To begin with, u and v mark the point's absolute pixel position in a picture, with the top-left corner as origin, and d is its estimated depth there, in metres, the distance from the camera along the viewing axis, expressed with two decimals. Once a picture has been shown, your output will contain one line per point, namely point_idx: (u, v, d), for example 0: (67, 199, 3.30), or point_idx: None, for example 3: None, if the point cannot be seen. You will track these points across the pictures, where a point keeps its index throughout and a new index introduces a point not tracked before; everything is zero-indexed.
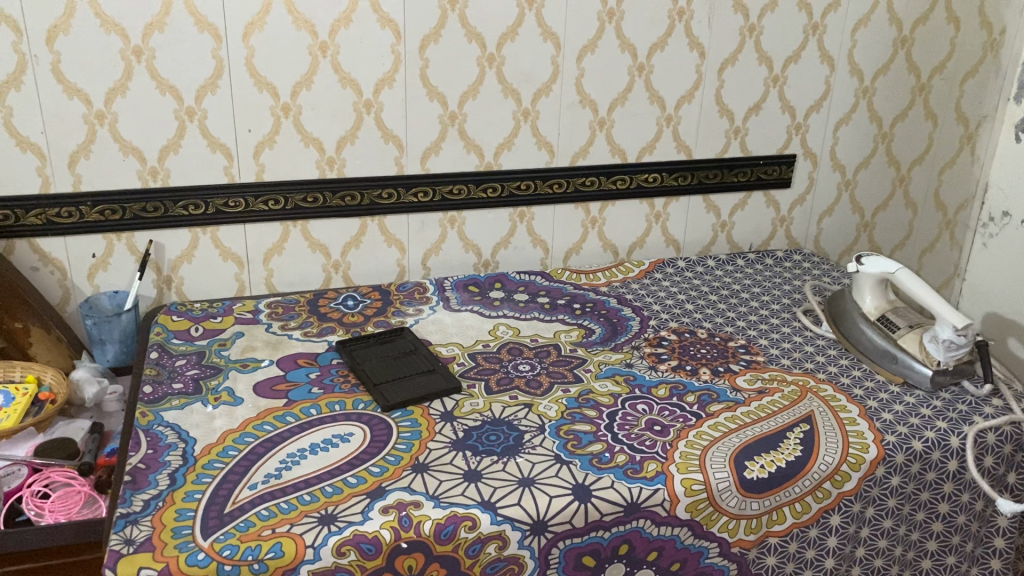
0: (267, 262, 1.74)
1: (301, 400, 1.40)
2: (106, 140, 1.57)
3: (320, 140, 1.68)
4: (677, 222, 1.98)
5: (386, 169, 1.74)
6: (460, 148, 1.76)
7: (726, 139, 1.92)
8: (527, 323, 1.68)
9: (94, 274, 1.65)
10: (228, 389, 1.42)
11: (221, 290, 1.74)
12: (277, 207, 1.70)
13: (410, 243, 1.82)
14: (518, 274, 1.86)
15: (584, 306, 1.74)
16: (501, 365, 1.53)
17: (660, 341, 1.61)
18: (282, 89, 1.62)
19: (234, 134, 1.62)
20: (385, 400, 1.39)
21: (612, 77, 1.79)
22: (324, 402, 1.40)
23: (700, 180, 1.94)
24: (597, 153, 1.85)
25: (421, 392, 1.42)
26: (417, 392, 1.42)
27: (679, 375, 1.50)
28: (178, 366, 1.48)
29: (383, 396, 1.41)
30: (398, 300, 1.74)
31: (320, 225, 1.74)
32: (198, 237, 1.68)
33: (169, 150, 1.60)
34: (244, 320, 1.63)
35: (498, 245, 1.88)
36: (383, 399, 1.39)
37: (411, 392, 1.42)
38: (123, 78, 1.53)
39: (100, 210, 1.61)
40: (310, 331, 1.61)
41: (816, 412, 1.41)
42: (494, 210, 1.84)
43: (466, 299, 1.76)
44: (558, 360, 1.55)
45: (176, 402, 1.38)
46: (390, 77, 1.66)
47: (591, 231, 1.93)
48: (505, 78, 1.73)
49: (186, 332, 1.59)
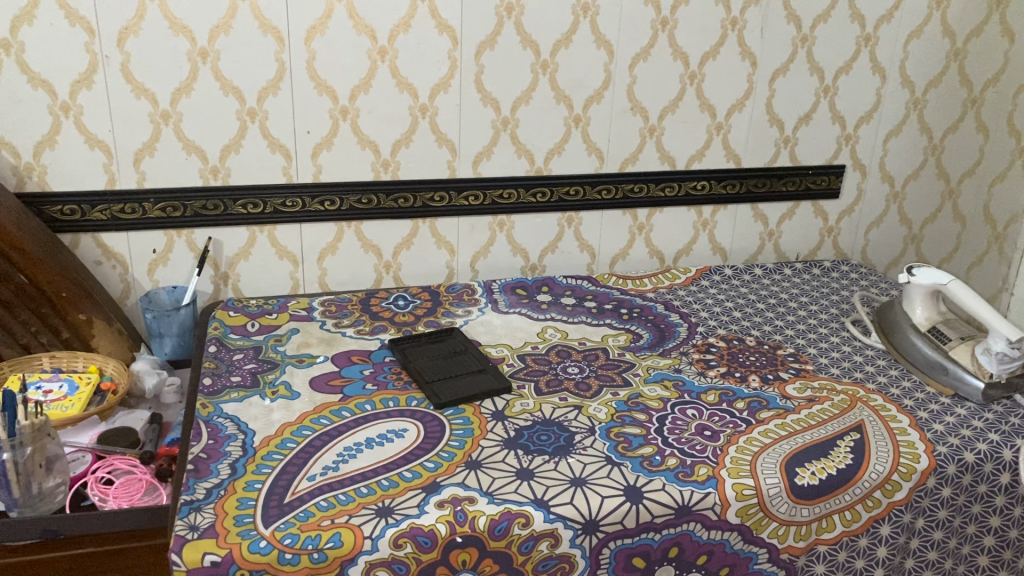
0: (321, 261, 1.78)
1: (356, 396, 1.43)
2: (170, 139, 1.61)
3: (376, 142, 1.71)
4: (724, 230, 1.98)
5: (438, 172, 1.77)
6: (512, 153, 1.79)
7: (776, 148, 1.93)
8: (575, 326, 1.69)
9: (154, 269, 1.70)
10: (285, 383, 1.46)
11: (275, 287, 1.78)
12: (332, 207, 1.73)
13: (460, 245, 1.85)
14: (565, 278, 1.88)
15: (631, 311, 1.76)
16: (550, 366, 1.55)
17: (709, 347, 1.62)
18: (340, 92, 1.65)
19: (293, 135, 1.66)
20: (436, 397, 1.42)
21: (663, 85, 1.80)
22: (378, 398, 1.42)
23: (748, 189, 1.95)
24: (647, 160, 1.86)
25: (472, 391, 1.44)
26: (468, 391, 1.44)
27: (728, 382, 1.51)
28: (236, 360, 1.52)
29: (435, 393, 1.43)
30: (447, 301, 1.77)
31: (373, 226, 1.78)
32: (256, 236, 1.72)
33: (230, 150, 1.65)
34: (299, 317, 1.67)
35: (546, 249, 1.90)
36: (434, 396, 1.42)
37: (462, 391, 1.44)
38: (188, 79, 1.58)
39: (162, 207, 1.65)
40: (363, 329, 1.64)
41: (866, 422, 1.41)
42: (542, 214, 1.86)
43: (514, 302, 1.78)
44: (607, 363, 1.57)
45: (236, 394, 1.42)
46: (445, 82, 1.69)
47: (638, 237, 1.94)
48: (558, 84, 1.75)
49: (243, 327, 1.63)
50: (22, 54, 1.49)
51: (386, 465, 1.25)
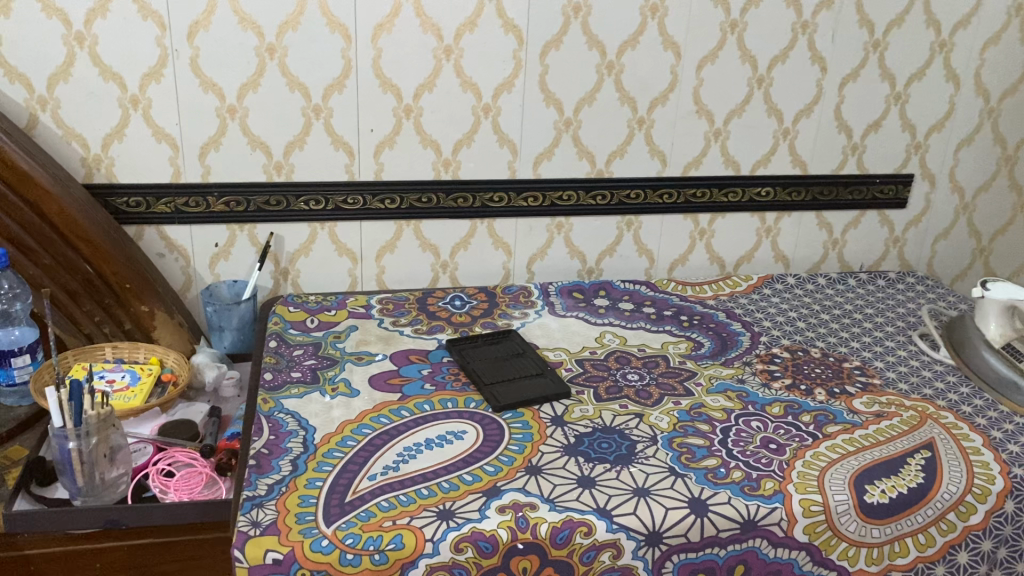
0: (379, 259, 1.77)
1: (416, 396, 1.42)
2: (235, 134, 1.62)
3: (438, 141, 1.70)
4: (787, 238, 1.94)
5: (499, 172, 1.75)
6: (574, 154, 1.77)
7: (843, 155, 1.88)
8: (634, 332, 1.67)
9: (215, 263, 1.71)
10: (345, 380, 1.45)
11: (333, 284, 1.78)
12: (392, 206, 1.73)
13: (518, 246, 1.83)
14: (623, 283, 1.85)
15: (691, 318, 1.73)
16: (610, 373, 1.53)
17: (772, 358, 1.59)
18: (405, 90, 1.65)
19: (356, 133, 1.66)
20: (495, 400, 1.41)
21: (729, 89, 1.77)
22: (437, 398, 1.41)
23: (813, 196, 1.90)
24: (710, 164, 1.83)
25: (532, 394, 1.43)
26: (527, 395, 1.43)
27: (793, 395, 1.48)
28: (296, 356, 1.52)
29: (494, 396, 1.42)
30: (504, 303, 1.76)
31: (432, 225, 1.77)
32: (317, 232, 1.72)
33: (294, 146, 1.65)
34: (357, 315, 1.67)
35: (604, 252, 1.88)
36: (493, 399, 1.40)
37: (521, 395, 1.43)
38: (255, 74, 1.58)
39: (225, 201, 1.66)
40: (421, 328, 1.63)
41: (938, 439, 1.37)
42: (602, 217, 1.84)
43: (571, 305, 1.76)
44: (667, 371, 1.54)
45: (296, 390, 1.42)
46: (509, 82, 1.68)
47: (698, 243, 1.90)
48: (623, 86, 1.73)
49: (302, 323, 1.63)
50: (95, 47, 1.51)
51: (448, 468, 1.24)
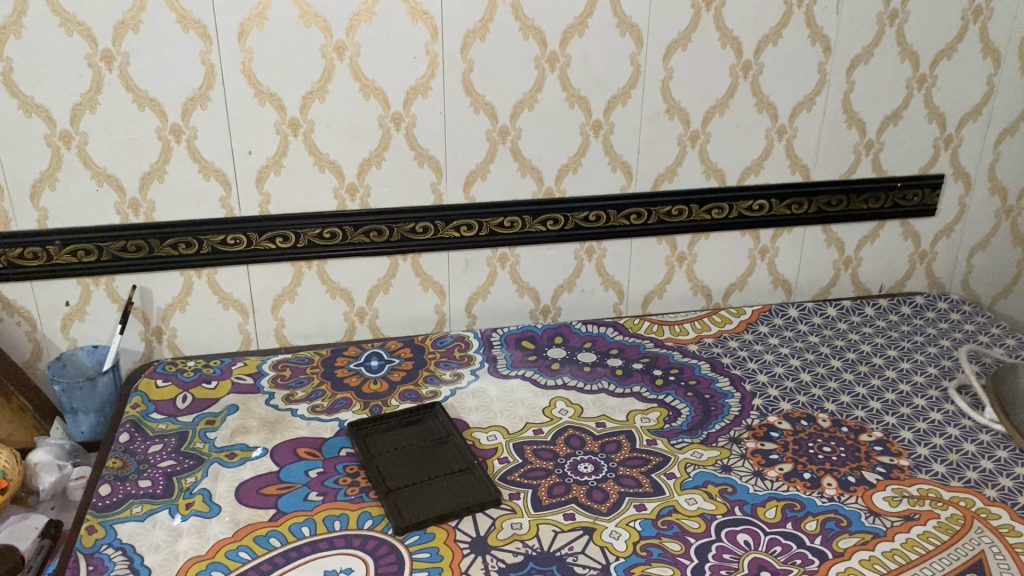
0: (277, 310, 1.43)
1: (293, 513, 1.08)
2: (75, 166, 1.27)
3: (338, 163, 1.34)
4: (789, 259, 1.57)
5: (420, 198, 1.39)
6: (515, 171, 1.41)
7: (855, 155, 1.51)
8: (592, 398, 1.31)
9: (68, 325, 1.37)
10: (204, 492, 1.12)
11: (221, 343, 1.44)
12: (286, 245, 1.38)
13: (452, 286, 1.47)
14: (584, 325, 1.50)
15: (667, 373, 1.37)
16: (556, 464, 1.17)
17: (768, 432, 1.23)
18: (289, 101, 1.29)
19: (231, 158, 1.31)
20: (398, 517, 1.07)
21: (708, 80, 1.40)
22: (320, 516, 1.08)
23: (820, 208, 1.54)
24: (688, 174, 1.46)
25: (447, 507, 1.08)
26: (441, 507, 1.08)
27: (795, 489, 1.12)
28: (151, 455, 1.19)
29: (398, 512, 1.08)
30: (433, 360, 1.40)
31: (340, 266, 1.42)
32: (193, 282, 1.38)
33: (152, 178, 1.30)
34: (242, 388, 1.33)
35: (560, 288, 1.51)
36: (396, 516, 1.06)
37: (434, 508, 1.08)
38: (91, 91, 1.23)
39: (71, 251, 1.32)
40: (319, 405, 1.29)
41: (989, 556, 1.01)
42: (555, 246, 1.48)
43: (517, 360, 1.40)
44: (631, 457, 1.18)
45: (137, 510, 1.09)
46: (424, 84, 1.32)
47: (677, 270, 1.54)
48: (571, 83, 1.36)
49: (170, 404, 1.29)
50: None
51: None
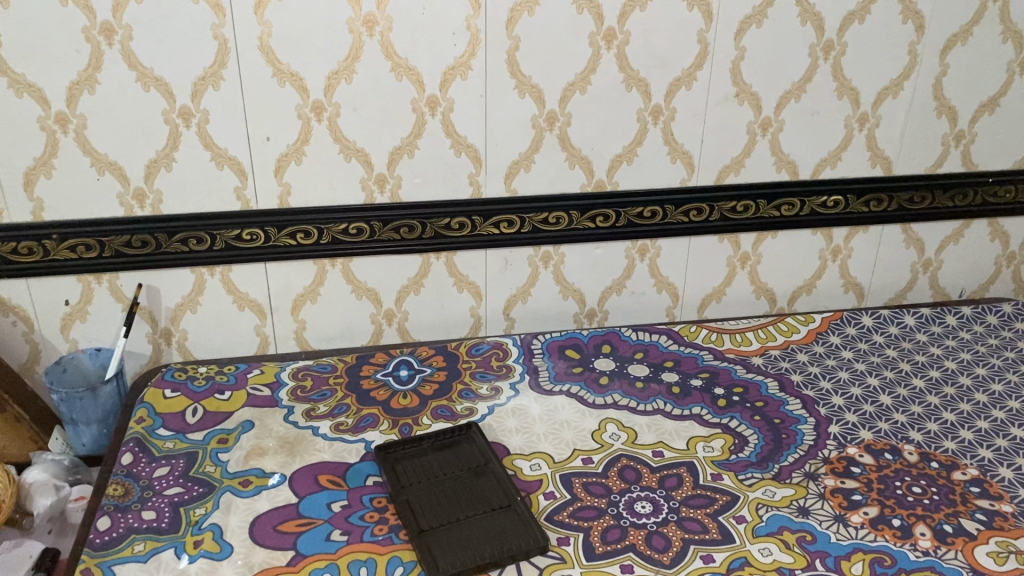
0: (296, 311, 1.29)
1: (314, 556, 0.96)
2: (73, 152, 1.13)
3: (366, 151, 1.20)
4: (862, 260, 1.42)
5: (457, 190, 1.25)
6: (562, 161, 1.25)
7: (943, 147, 1.35)
8: (647, 420, 1.17)
9: (68, 325, 1.24)
10: (215, 527, 1.00)
11: (235, 346, 1.31)
12: (307, 241, 1.24)
13: (490, 287, 1.33)
14: (635, 332, 1.35)
15: (730, 393, 1.23)
16: (609, 502, 1.04)
17: (849, 467, 1.09)
18: (312, 82, 1.14)
19: (247, 144, 1.17)
20: (432, 564, 0.94)
21: (784, 61, 1.24)
22: (344, 561, 0.95)
23: (900, 205, 1.38)
24: (757, 167, 1.31)
25: (488, 556, 0.96)
26: (480, 555, 0.96)
27: (884, 540, 0.99)
28: (157, 480, 1.06)
29: (432, 558, 0.95)
30: (469, 370, 1.26)
31: (367, 264, 1.28)
32: (205, 280, 1.24)
33: (158, 166, 1.16)
34: (258, 401, 1.20)
35: (608, 289, 1.37)
36: (430, 563, 0.94)
37: (472, 555, 0.96)
38: (89, 68, 1.08)
39: (70, 245, 1.18)
40: (344, 422, 1.16)
41: None
42: (605, 244, 1.33)
43: (561, 373, 1.26)
44: (695, 495, 1.05)
45: (140, 549, 0.96)
46: (464, 64, 1.16)
47: (739, 272, 1.39)
48: (629, 63, 1.20)
49: (179, 418, 1.17)
50: None
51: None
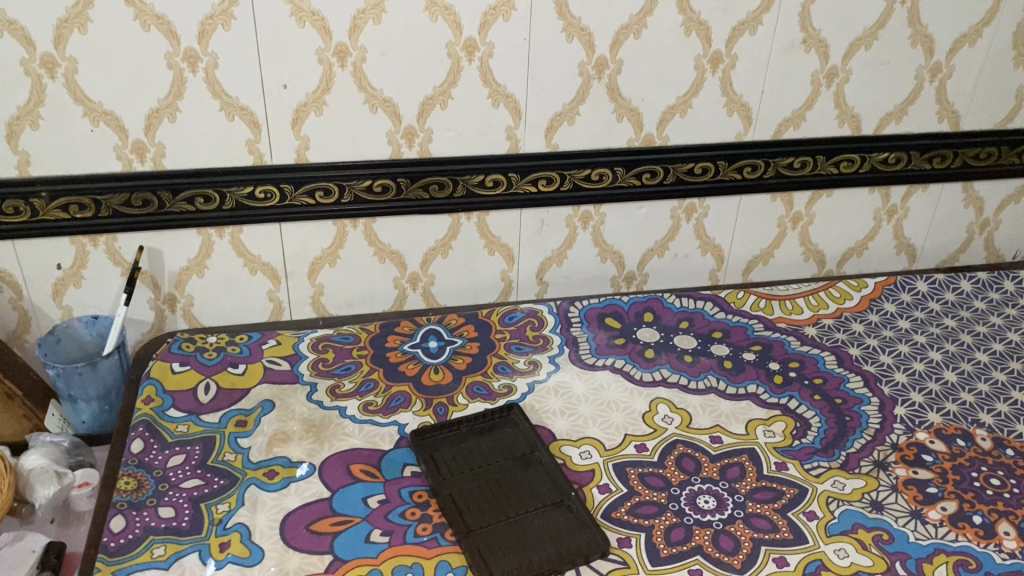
0: (313, 276, 1.18)
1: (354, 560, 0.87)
2: (62, 100, 0.99)
3: (394, 101, 1.07)
4: (918, 220, 1.33)
5: (493, 145, 1.13)
6: (610, 113, 1.13)
7: (1016, 100, 1.25)
8: (700, 400, 1.09)
9: (61, 291, 1.12)
10: (242, 527, 0.90)
11: (246, 313, 1.20)
12: (327, 200, 1.12)
13: (524, 249, 1.22)
14: (678, 298, 1.26)
15: (786, 368, 1.15)
16: (669, 497, 0.96)
17: (920, 454, 1.02)
18: (335, 23, 1.00)
19: (261, 93, 1.03)
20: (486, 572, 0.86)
21: (858, 4, 1.11)
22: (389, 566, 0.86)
23: (964, 161, 1.28)
24: (818, 120, 1.20)
25: (545, 562, 0.88)
26: (535, 561, 0.88)
27: (966, 539, 0.92)
28: (172, 470, 0.97)
29: (483, 563, 0.87)
30: (503, 341, 1.16)
31: (392, 225, 1.16)
32: (213, 242, 1.12)
33: (161, 116, 1.02)
34: (276, 376, 1.10)
35: (650, 252, 1.27)
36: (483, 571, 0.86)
37: (527, 561, 0.88)
38: (80, 4, 0.94)
39: (61, 204, 1.05)
40: (373, 402, 1.06)
41: None
42: (650, 204, 1.22)
43: (603, 345, 1.17)
44: (760, 487, 0.98)
45: (160, 553, 0.87)
46: (507, 3, 1.03)
47: (790, 232, 1.30)
48: (690, 4, 1.07)
49: (191, 396, 1.06)
50: None
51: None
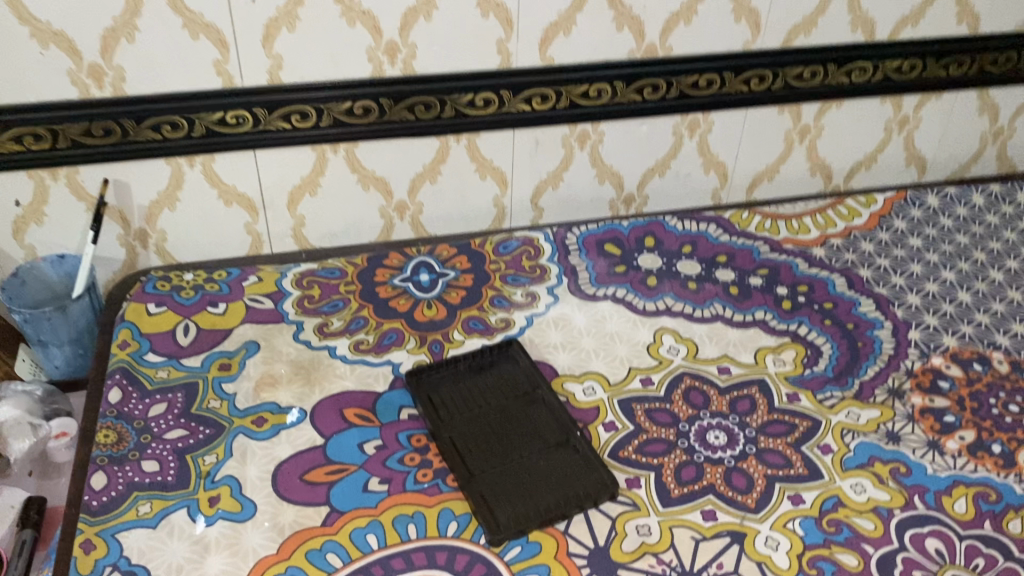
0: (294, 206, 1.11)
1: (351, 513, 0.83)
2: (5, 21, 0.89)
3: (373, 14, 0.97)
4: (930, 131, 1.26)
5: (483, 60, 1.04)
6: (609, 23, 1.04)
7: None
8: (707, 329, 1.04)
9: (22, 230, 1.03)
10: (231, 480, 0.86)
11: (224, 247, 1.12)
12: (304, 124, 1.03)
13: (517, 172, 1.15)
14: (679, 221, 1.20)
15: (794, 292, 1.10)
16: (679, 433, 0.92)
17: (936, 381, 0.98)
18: None
19: (227, 8, 0.93)
20: (490, 520, 0.82)
21: None
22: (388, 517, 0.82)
23: (981, 67, 1.21)
24: (831, 26, 1.11)
25: (552, 506, 0.84)
26: (541, 505, 0.85)
27: (985, 470, 0.89)
28: (154, 421, 0.91)
29: (488, 510, 0.84)
30: (498, 272, 1.10)
31: (376, 149, 1.08)
32: (184, 172, 1.04)
33: (118, 36, 0.92)
34: (259, 315, 1.04)
35: (650, 171, 1.20)
36: (487, 518, 0.82)
37: (532, 506, 0.84)
38: None
39: (14, 136, 0.96)
40: (363, 340, 1.01)
41: None
42: (650, 120, 1.14)
43: (604, 274, 1.11)
44: (772, 420, 0.94)
45: (146, 511, 0.83)
46: None
47: (797, 147, 1.23)
48: None
49: (169, 339, 1.00)
50: None
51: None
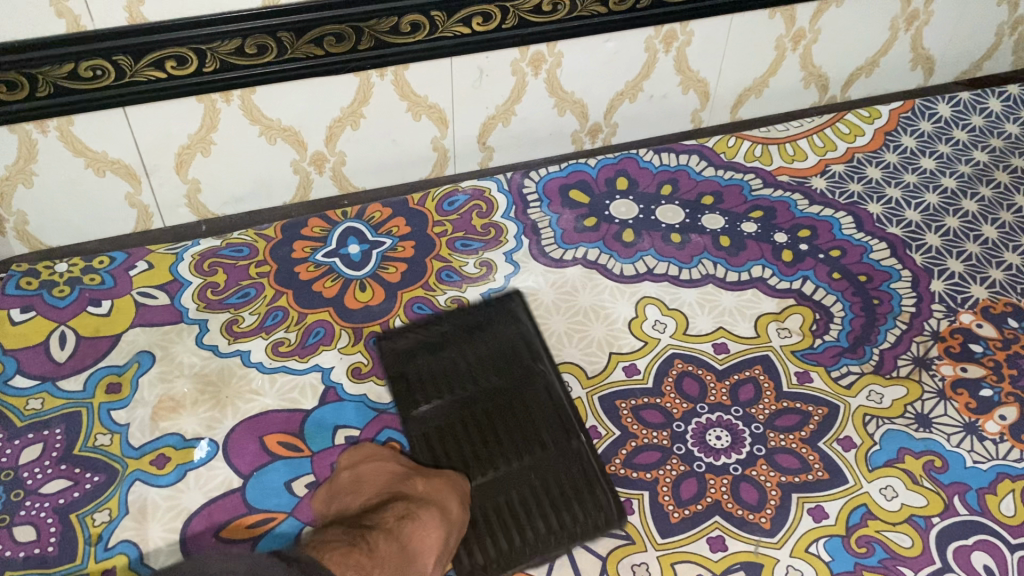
0: (183, 170, 0.89)
1: (322, 503, 0.71)
2: None
3: None
4: (941, 26, 1.07)
5: None
6: None
7: None
8: (697, 294, 0.88)
9: None
10: (128, 545, 0.68)
11: (104, 224, 0.91)
12: (182, 71, 0.80)
13: (459, 109, 0.94)
14: (654, 154, 1.02)
15: (795, 239, 0.93)
16: (674, 435, 0.77)
17: (966, 344, 0.84)
18: None
19: None
20: (461, 557, 0.68)
21: None
22: (358, 477, 0.71)
23: None
24: None
25: (543, 542, 0.69)
26: (528, 539, 0.70)
27: None
28: (25, 470, 0.73)
29: (462, 542, 0.69)
30: (445, 239, 0.93)
31: (280, 95, 0.86)
32: (35, 141, 0.81)
33: None
34: (153, 316, 0.84)
35: (619, 96, 1.00)
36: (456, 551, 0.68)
37: (517, 539, 0.70)
38: None
39: None
40: (286, 339, 0.83)
41: None
42: (618, 35, 0.93)
43: (571, 231, 0.94)
44: (783, 410, 0.79)
45: None
46: None
47: (790, 55, 1.03)
48: None
49: (41, 355, 0.81)
50: None
51: (451, 555, 0.66)
